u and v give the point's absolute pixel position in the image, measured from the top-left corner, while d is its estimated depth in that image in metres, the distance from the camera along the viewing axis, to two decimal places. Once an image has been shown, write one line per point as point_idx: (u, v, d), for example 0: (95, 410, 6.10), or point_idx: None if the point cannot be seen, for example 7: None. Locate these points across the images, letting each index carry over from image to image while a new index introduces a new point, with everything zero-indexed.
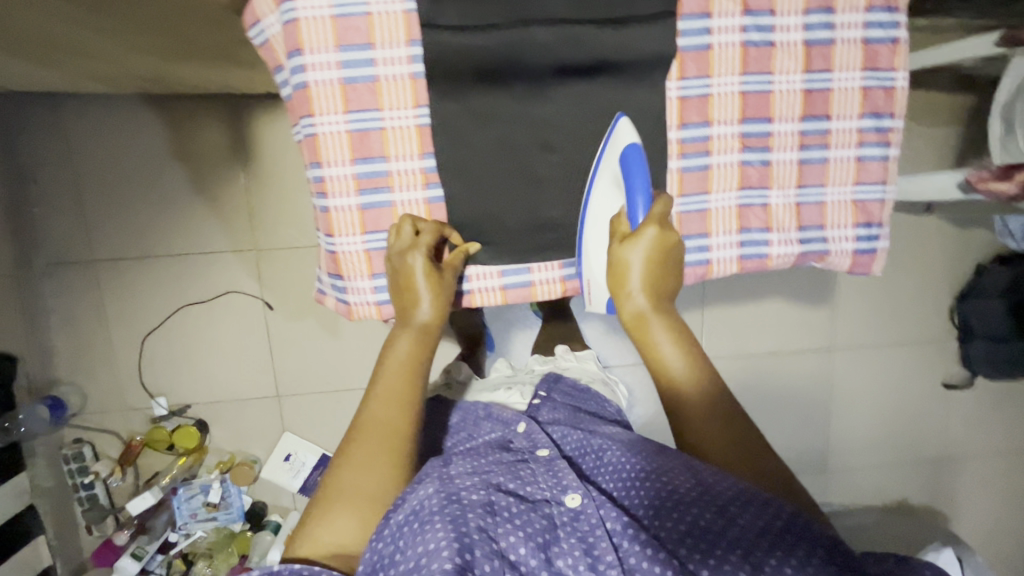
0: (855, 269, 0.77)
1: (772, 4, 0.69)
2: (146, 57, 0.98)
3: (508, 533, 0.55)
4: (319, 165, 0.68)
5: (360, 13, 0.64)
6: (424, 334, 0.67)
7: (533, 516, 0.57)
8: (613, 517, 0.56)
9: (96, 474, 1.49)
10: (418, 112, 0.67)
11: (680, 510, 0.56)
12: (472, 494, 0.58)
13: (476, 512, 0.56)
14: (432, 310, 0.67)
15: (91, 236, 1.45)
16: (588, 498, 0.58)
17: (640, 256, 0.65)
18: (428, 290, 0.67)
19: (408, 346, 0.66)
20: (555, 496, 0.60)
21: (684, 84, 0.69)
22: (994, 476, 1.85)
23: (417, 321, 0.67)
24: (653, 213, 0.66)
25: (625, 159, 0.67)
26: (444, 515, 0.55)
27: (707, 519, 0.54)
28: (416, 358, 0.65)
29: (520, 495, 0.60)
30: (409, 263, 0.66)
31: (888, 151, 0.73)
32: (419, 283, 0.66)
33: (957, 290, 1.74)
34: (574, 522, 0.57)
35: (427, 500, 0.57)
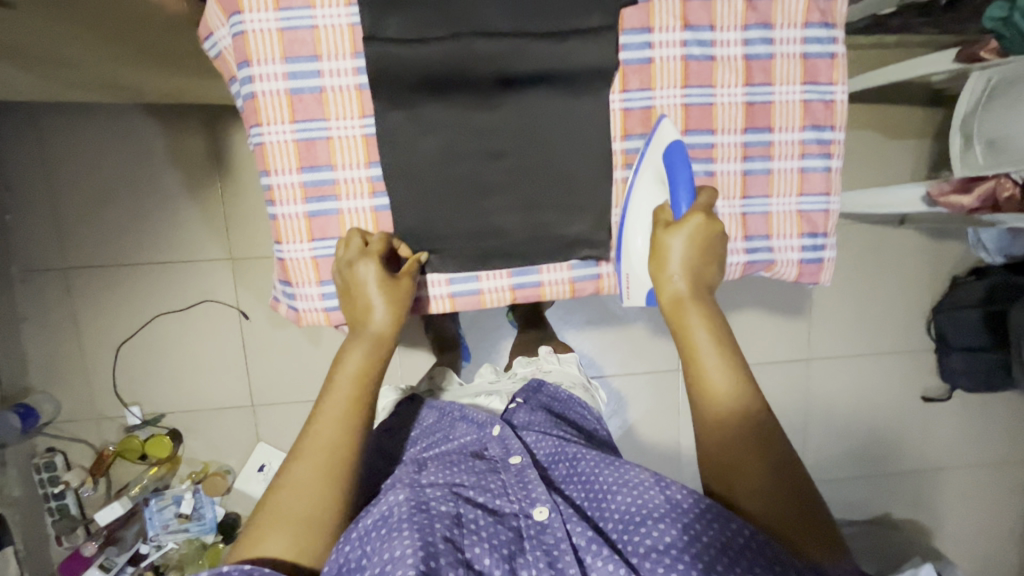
0: (803, 279, 0.78)
1: (712, 20, 0.70)
2: (116, 68, 1.00)
3: (475, 544, 0.57)
4: (268, 174, 0.69)
5: (306, 26, 0.66)
6: (377, 347, 0.64)
7: (499, 529, 0.59)
8: (578, 531, 0.58)
9: (67, 484, 1.49)
10: (364, 122, 0.68)
11: (645, 526, 0.57)
12: (442, 505, 0.59)
13: (444, 522, 0.57)
14: (386, 316, 0.65)
15: (68, 245, 1.46)
16: (556, 513, 0.60)
17: (683, 241, 0.63)
18: (380, 299, 0.65)
19: (360, 359, 0.64)
20: (523, 509, 0.61)
21: (627, 96, 0.71)
22: (975, 490, 1.84)
23: (370, 331, 0.65)
24: (698, 203, 0.65)
25: (670, 154, 0.67)
26: (412, 523, 0.56)
27: (671, 535, 0.55)
28: (368, 372, 0.63)
29: (489, 508, 0.62)
30: (359, 274, 0.66)
31: (830, 163, 0.75)
32: (370, 292, 0.65)
33: (934, 303, 1.74)
34: (540, 535, 0.59)
35: (396, 508, 0.58)
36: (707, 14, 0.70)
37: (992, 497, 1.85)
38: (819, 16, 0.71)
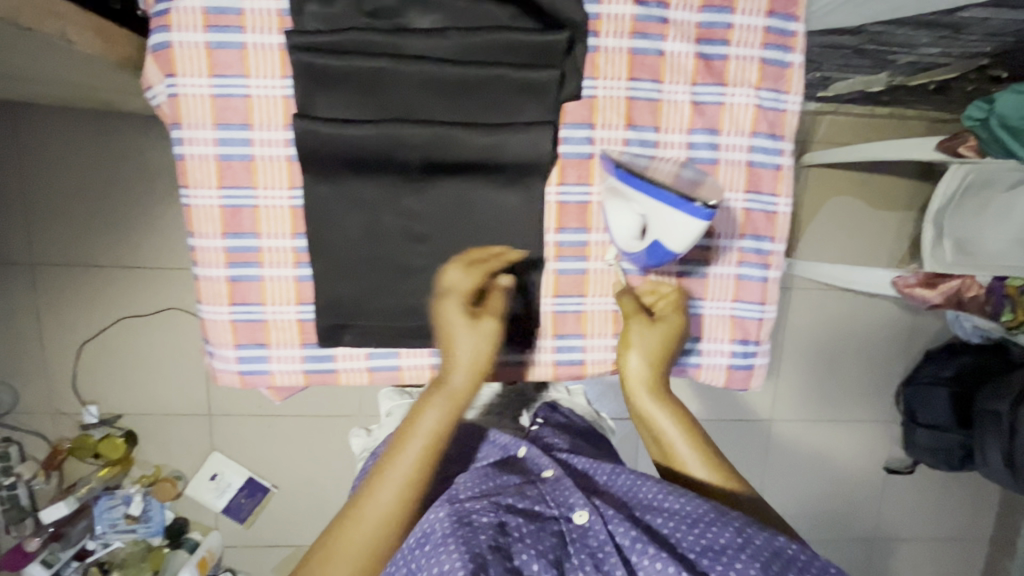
0: (732, 384, 0.77)
1: (657, 121, 0.69)
2: (75, 87, 0.99)
3: (522, 551, 0.53)
4: (192, 236, 0.69)
5: (239, 94, 0.65)
6: (456, 402, 0.63)
7: (543, 534, 0.56)
8: (622, 531, 0.56)
9: (17, 476, 1.49)
10: (293, 193, 0.68)
11: (699, 528, 0.56)
12: (483, 516, 0.56)
13: (489, 532, 0.54)
14: (467, 372, 0.63)
15: (36, 240, 1.47)
16: (597, 515, 0.58)
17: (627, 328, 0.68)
18: (469, 344, 0.63)
19: (440, 413, 0.62)
20: (563, 513, 0.59)
21: (563, 190, 0.71)
22: (927, 563, 1.82)
23: (452, 384, 0.63)
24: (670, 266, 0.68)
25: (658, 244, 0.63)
26: (456, 537, 0.53)
27: (726, 536, 0.55)
28: (446, 425, 0.61)
29: (530, 513, 0.59)
30: (446, 315, 0.63)
31: (768, 273, 0.74)
32: (454, 332, 0.63)
33: (904, 375, 1.72)
34: (584, 539, 0.57)
35: (436, 523, 0.56)
36: (652, 115, 0.69)
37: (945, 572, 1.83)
38: (767, 126, 0.70)
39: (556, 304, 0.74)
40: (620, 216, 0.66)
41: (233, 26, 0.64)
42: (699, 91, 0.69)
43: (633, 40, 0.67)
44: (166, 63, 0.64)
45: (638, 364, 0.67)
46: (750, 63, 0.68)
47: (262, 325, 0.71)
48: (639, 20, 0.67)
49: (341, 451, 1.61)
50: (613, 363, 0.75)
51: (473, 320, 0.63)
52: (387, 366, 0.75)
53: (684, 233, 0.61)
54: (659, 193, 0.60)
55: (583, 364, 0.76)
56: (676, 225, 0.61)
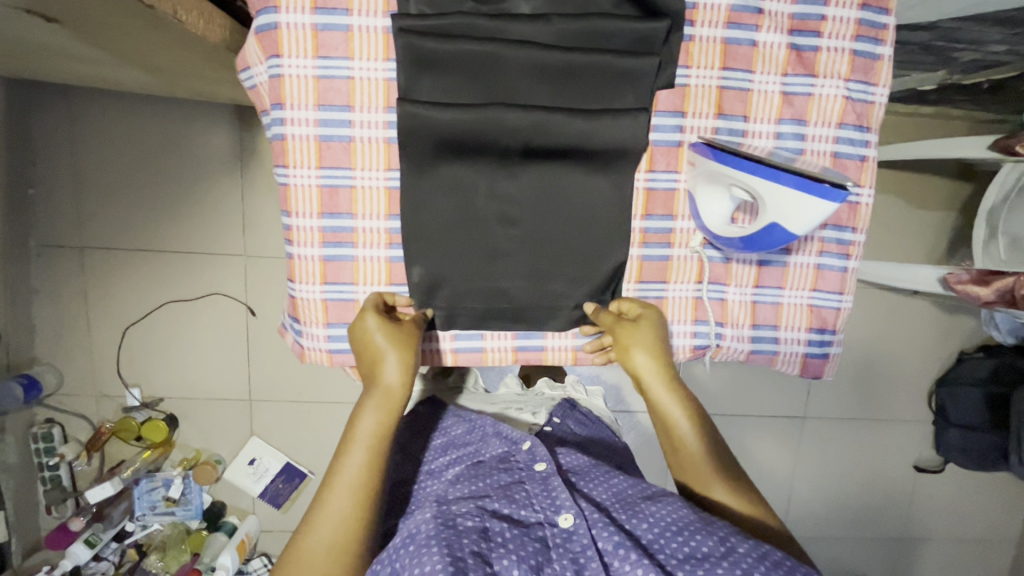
0: (806, 372, 0.79)
1: (747, 111, 0.70)
2: (150, 71, 1.00)
3: (502, 556, 0.59)
4: (288, 215, 0.70)
5: (342, 76, 0.66)
6: (392, 404, 0.66)
7: (526, 540, 0.62)
8: (603, 536, 0.60)
9: (62, 457, 1.52)
10: (389, 175, 0.69)
11: (684, 535, 0.59)
12: (467, 521, 0.63)
13: (471, 537, 0.60)
14: (400, 372, 0.67)
15: (85, 223, 1.48)
16: (581, 518, 0.62)
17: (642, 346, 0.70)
18: (394, 358, 0.66)
19: (376, 417, 0.65)
20: (549, 517, 0.64)
21: (652, 177, 0.72)
22: (955, 562, 1.83)
23: (382, 384, 0.66)
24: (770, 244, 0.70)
25: (772, 227, 0.63)
26: (440, 539, 0.58)
27: (709, 546, 0.57)
28: (383, 427, 0.65)
29: (515, 520, 0.64)
30: (364, 328, 0.68)
31: (848, 262, 0.75)
32: (381, 346, 0.67)
33: (937, 375, 1.72)
34: (567, 543, 0.62)
35: (425, 525, 0.61)
36: (742, 105, 0.70)
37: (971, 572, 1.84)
38: (854, 118, 0.71)
39: (638, 289, 0.75)
40: (729, 201, 0.67)
41: (340, 9, 0.65)
42: (790, 81, 0.70)
43: (727, 30, 0.68)
44: (272, 43, 0.65)
45: (648, 368, 0.70)
46: (841, 54, 0.69)
47: (353, 304, 0.72)
48: (734, 10, 0.68)
49: None
50: (691, 349, 0.77)
51: (392, 326, 0.68)
52: (471, 348, 0.77)
53: (806, 210, 0.60)
54: (772, 179, 0.60)
55: None
56: (802, 210, 0.60)
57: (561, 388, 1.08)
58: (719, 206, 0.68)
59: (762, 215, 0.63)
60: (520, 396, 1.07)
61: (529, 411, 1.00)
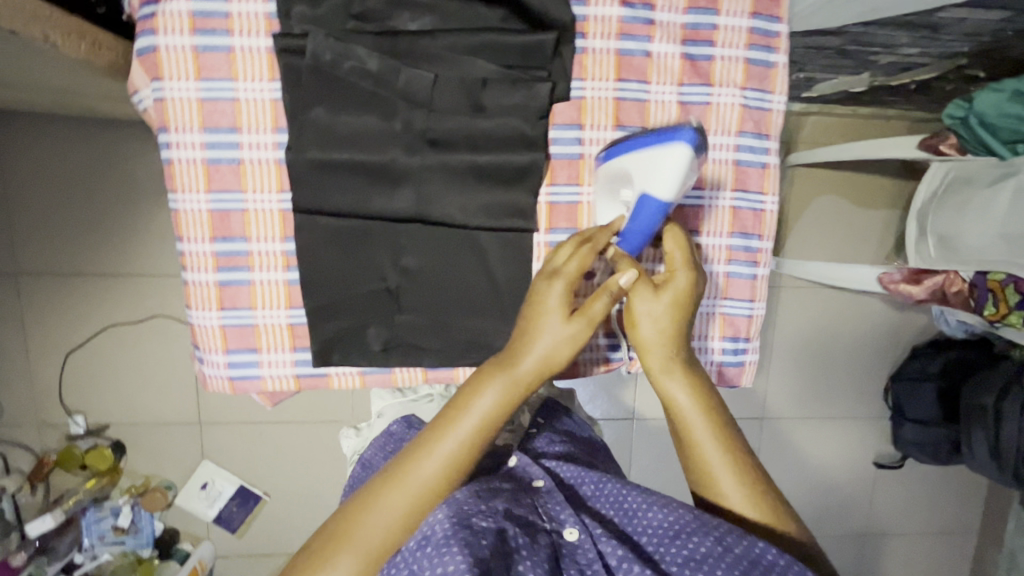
0: (724, 380, 0.78)
1: (645, 121, 0.70)
2: (64, 95, 0.98)
3: (520, 561, 0.53)
4: (179, 240, 0.68)
5: (227, 98, 0.65)
6: (516, 387, 0.60)
7: (537, 548, 0.55)
8: (610, 550, 0.56)
9: (4, 489, 1.46)
10: (282, 197, 0.67)
11: (681, 539, 0.56)
12: (483, 520, 0.54)
13: (489, 540, 0.52)
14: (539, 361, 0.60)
15: (18, 250, 1.44)
16: (586, 533, 0.58)
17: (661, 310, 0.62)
18: (552, 325, 0.60)
19: (497, 395, 0.59)
20: (555, 528, 0.59)
21: (553, 191, 0.71)
22: (918, 557, 1.84)
23: (518, 370, 0.60)
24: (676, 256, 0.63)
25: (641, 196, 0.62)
26: (459, 541, 0.51)
27: (706, 546, 0.54)
28: (504, 412, 0.59)
29: (524, 522, 0.58)
30: (543, 288, 0.61)
31: (757, 270, 0.75)
32: (550, 309, 0.60)
33: (892, 371, 1.74)
34: (573, 555, 0.57)
35: (440, 525, 0.53)
36: (640, 115, 0.70)
37: (935, 565, 1.85)
38: (753, 125, 0.71)
39: None
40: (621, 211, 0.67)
41: (220, 29, 0.63)
42: (686, 90, 0.69)
43: (620, 41, 0.68)
44: (153, 67, 0.64)
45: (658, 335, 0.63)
46: (736, 63, 0.69)
47: (252, 329, 0.70)
48: (625, 21, 0.67)
49: (333, 457, 1.59)
50: None
51: (569, 317, 0.60)
52: (378, 371, 0.75)
53: (667, 162, 0.59)
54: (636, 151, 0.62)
55: None
56: (664, 168, 0.59)
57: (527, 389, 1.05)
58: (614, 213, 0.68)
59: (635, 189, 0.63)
60: None
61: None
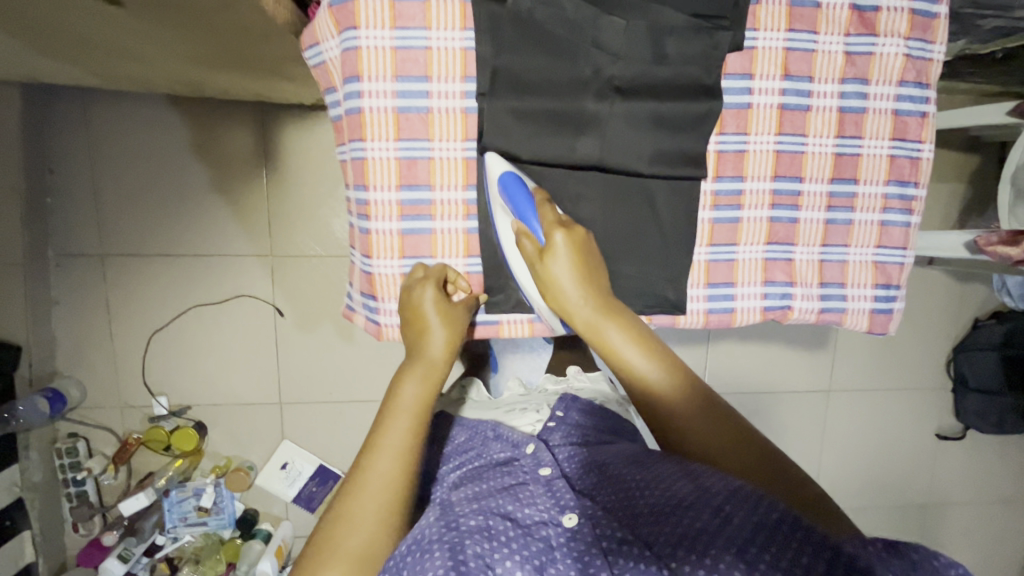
0: (873, 328, 0.81)
1: (812, 71, 0.72)
2: (191, 66, 0.98)
3: (504, 559, 0.52)
4: (365, 188, 0.70)
5: (420, 47, 0.66)
6: (435, 373, 0.64)
7: (528, 540, 0.55)
8: (608, 532, 0.53)
9: (89, 471, 1.47)
10: (466, 145, 0.70)
11: (678, 513, 0.52)
12: (471, 520, 0.57)
13: (474, 538, 0.54)
14: (445, 344, 0.66)
15: (104, 232, 1.45)
16: (584, 515, 0.56)
17: (565, 268, 0.64)
18: (443, 330, 0.66)
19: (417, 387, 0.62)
20: (552, 517, 0.57)
21: (722, 140, 0.73)
22: (979, 526, 1.87)
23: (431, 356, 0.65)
24: (550, 223, 0.65)
25: (504, 185, 0.67)
26: (442, 542, 0.53)
27: (704, 520, 0.50)
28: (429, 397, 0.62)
29: (516, 521, 0.57)
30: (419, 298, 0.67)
31: (910, 218, 0.78)
32: (430, 315, 0.67)
33: (954, 343, 1.77)
34: (570, 541, 0.54)
35: (427, 530, 0.56)
36: (808, 65, 0.72)
37: (995, 536, 1.88)
38: (915, 75, 0.73)
39: (710, 253, 0.76)
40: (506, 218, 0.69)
41: None
42: (853, 41, 0.72)
43: None
44: (349, 16, 0.65)
45: (567, 277, 0.64)
46: (901, 13, 0.72)
47: None
48: None
49: None
50: (762, 312, 0.78)
51: (446, 307, 0.68)
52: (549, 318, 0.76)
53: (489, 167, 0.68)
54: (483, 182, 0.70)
55: (732, 312, 0.77)
56: (496, 171, 0.68)
57: (565, 379, 1.02)
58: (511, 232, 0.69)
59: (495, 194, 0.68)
60: (525, 396, 1.00)
61: (532, 409, 0.93)
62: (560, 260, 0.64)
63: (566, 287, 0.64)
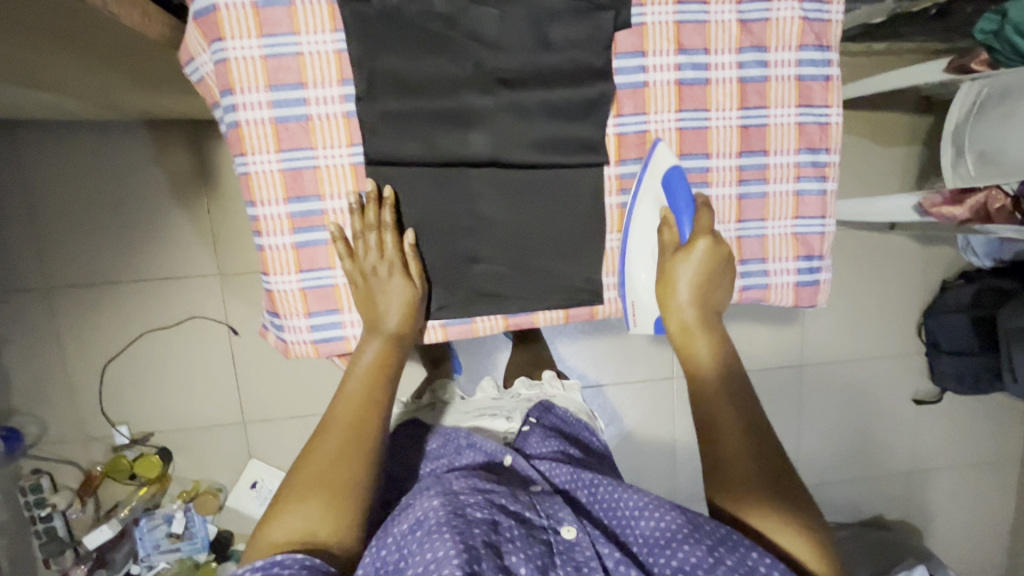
0: (799, 302, 0.79)
1: (707, 43, 0.70)
2: (99, 91, 0.96)
3: (512, 552, 0.55)
4: (253, 205, 0.67)
5: (291, 53, 0.64)
6: (392, 339, 0.68)
7: (531, 540, 0.57)
8: (607, 552, 0.57)
9: (53, 506, 1.44)
10: (352, 150, 0.67)
11: (670, 549, 0.56)
12: (477, 511, 0.58)
13: (482, 528, 0.56)
14: (400, 318, 0.68)
15: (46, 263, 1.43)
16: (583, 531, 0.59)
17: (691, 271, 0.68)
18: (396, 297, 0.68)
19: (375, 353, 0.67)
20: (551, 525, 0.60)
21: (621, 121, 0.70)
22: (966, 488, 1.86)
23: (385, 329, 0.68)
24: (699, 225, 0.69)
25: (669, 179, 0.69)
26: (451, 528, 0.55)
27: (696, 556, 0.54)
28: (383, 360, 0.66)
29: (522, 519, 0.60)
30: (379, 280, 0.68)
31: (826, 185, 0.76)
32: (386, 291, 0.68)
33: (924, 307, 1.75)
34: (569, 552, 0.57)
35: (434, 512, 0.57)
36: (701, 37, 0.70)
37: (983, 495, 1.87)
38: (814, 38, 0.71)
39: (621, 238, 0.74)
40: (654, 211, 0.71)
41: None
42: (746, 8, 0.70)
43: None
44: (213, 28, 0.62)
45: (691, 282, 0.68)
46: None
47: (333, 289, 0.70)
48: None
49: None
50: None
51: (405, 272, 0.68)
52: (459, 320, 0.74)
53: (660, 154, 0.70)
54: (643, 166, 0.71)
55: None
56: (663, 160, 0.70)
57: (536, 387, 1.03)
58: (648, 218, 0.71)
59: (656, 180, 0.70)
60: (497, 401, 1.02)
61: (502, 415, 0.96)
62: (692, 263, 0.68)
63: (682, 287, 0.69)
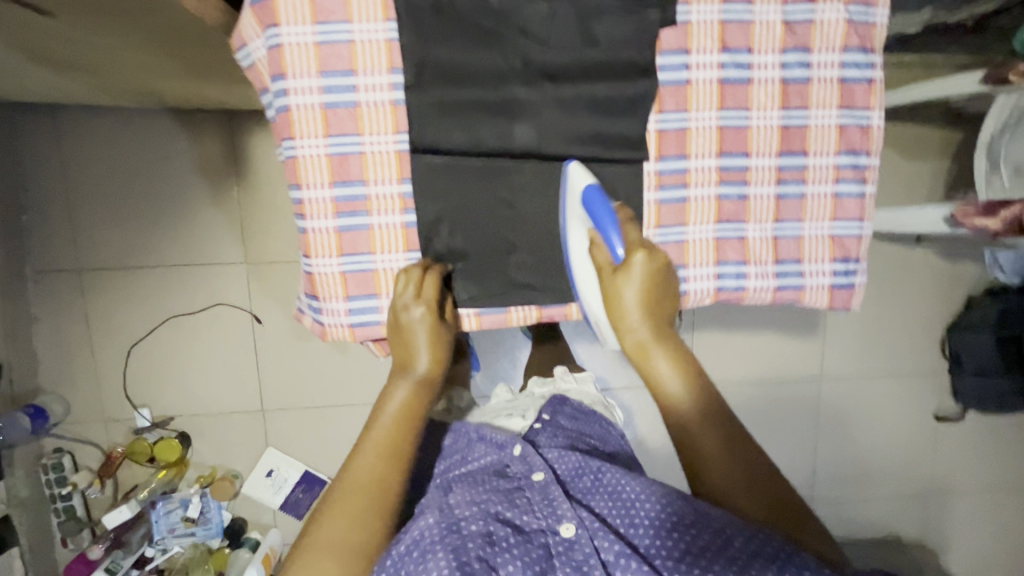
0: (834, 304, 0.78)
1: (751, 43, 0.70)
2: (145, 79, 0.98)
3: (508, 561, 0.56)
4: (298, 188, 0.69)
5: (343, 40, 0.65)
6: (422, 383, 0.67)
7: (528, 547, 0.58)
8: (606, 546, 0.56)
9: (74, 485, 1.47)
10: (398, 137, 0.68)
11: (677, 531, 0.57)
12: (472, 524, 0.59)
13: (476, 542, 0.57)
14: (429, 359, 0.67)
15: (79, 245, 1.45)
16: (582, 528, 0.58)
17: (631, 291, 0.65)
18: (426, 341, 0.67)
19: (404, 397, 0.65)
20: (550, 525, 0.60)
21: (662, 118, 0.71)
22: (985, 510, 1.82)
23: (417, 372, 0.67)
24: (632, 241, 0.66)
25: (586, 199, 0.66)
26: (445, 546, 0.57)
27: (705, 539, 0.55)
28: (411, 409, 0.65)
29: (516, 525, 0.60)
30: (409, 321, 0.67)
31: (864, 188, 0.76)
32: (418, 339, 0.67)
33: (947, 323, 1.72)
34: (569, 551, 0.57)
35: (429, 531, 0.59)
36: (745, 37, 0.70)
37: (1003, 518, 1.83)
38: (858, 40, 0.71)
39: (658, 234, 0.74)
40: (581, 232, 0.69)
41: None
42: (790, 10, 0.70)
43: None
44: (269, 13, 0.64)
45: (634, 303, 0.66)
46: None
47: (373, 274, 0.71)
48: None
49: None
50: (714, 292, 0.76)
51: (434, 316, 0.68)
52: (495, 309, 0.75)
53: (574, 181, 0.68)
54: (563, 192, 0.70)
55: (685, 294, 0.75)
56: (578, 182, 0.68)
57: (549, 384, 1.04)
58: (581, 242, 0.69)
59: (575, 205, 0.68)
60: (513, 401, 1.02)
61: (519, 414, 0.95)
62: (631, 283, 0.65)
63: (629, 311, 0.66)
